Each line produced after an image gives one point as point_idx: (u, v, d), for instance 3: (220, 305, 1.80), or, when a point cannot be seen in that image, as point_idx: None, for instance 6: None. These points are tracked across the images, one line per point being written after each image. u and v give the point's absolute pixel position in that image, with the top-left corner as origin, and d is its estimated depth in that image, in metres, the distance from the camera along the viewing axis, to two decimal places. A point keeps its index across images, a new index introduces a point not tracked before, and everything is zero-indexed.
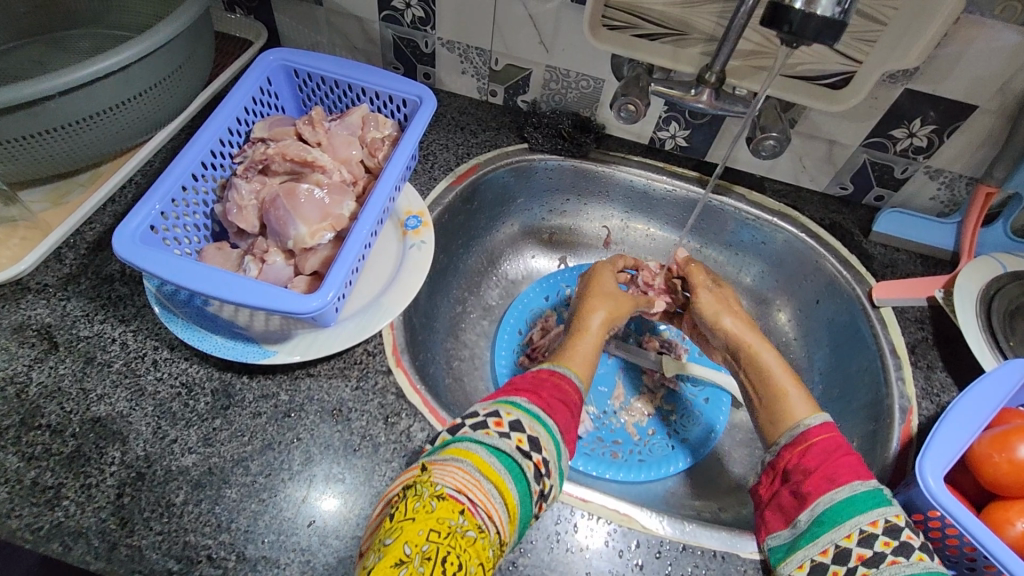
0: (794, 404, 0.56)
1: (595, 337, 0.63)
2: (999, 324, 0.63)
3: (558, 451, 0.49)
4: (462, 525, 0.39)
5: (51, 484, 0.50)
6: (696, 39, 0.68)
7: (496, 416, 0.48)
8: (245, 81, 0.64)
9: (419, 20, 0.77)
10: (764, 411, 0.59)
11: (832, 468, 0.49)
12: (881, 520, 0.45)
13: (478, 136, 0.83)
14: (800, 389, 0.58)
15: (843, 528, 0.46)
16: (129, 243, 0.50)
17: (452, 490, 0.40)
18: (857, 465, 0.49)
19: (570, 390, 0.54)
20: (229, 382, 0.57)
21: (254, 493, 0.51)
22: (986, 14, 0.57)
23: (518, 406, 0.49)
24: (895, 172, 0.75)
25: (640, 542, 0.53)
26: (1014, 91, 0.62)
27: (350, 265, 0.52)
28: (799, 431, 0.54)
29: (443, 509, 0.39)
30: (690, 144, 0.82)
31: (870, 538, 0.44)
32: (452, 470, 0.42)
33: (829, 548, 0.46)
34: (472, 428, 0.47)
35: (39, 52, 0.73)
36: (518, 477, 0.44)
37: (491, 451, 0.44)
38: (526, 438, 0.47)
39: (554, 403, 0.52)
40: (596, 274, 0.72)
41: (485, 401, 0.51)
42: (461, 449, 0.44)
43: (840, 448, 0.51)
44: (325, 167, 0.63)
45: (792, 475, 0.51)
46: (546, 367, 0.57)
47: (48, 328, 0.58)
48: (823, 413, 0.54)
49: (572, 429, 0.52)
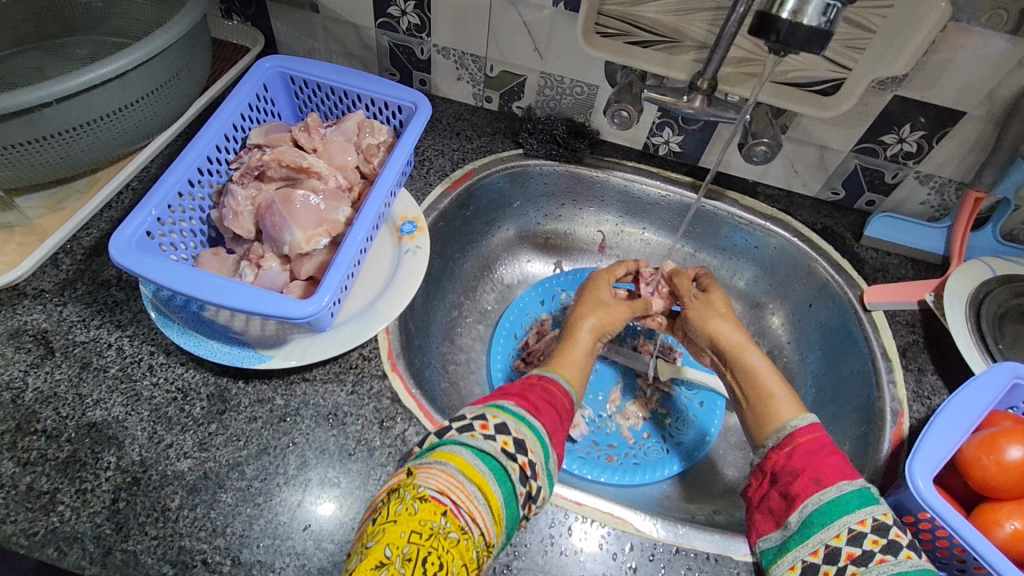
0: (781, 405, 0.57)
1: (586, 347, 0.64)
2: (988, 327, 0.64)
3: (545, 452, 0.49)
4: (445, 527, 0.39)
5: (45, 489, 0.50)
6: (689, 46, 0.69)
7: (482, 420, 0.48)
8: (241, 88, 0.65)
9: (414, 27, 0.78)
10: (751, 411, 0.60)
11: (817, 469, 0.50)
12: (869, 518, 0.45)
13: (474, 141, 0.83)
14: (787, 390, 0.58)
15: (833, 528, 0.46)
16: (125, 249, 0.51)
17: (434, 492, 0.41)
18: (843, 464, 0.50)
19: (559, 395, 0.55)
20: (225, 388, 0.57)
21: (249, 498, 0.52)
22: (973, 22, 0.58)
23: (504, 409, 0.50)
24: (885, 177, 0.76)
25: (634, 545, 0.54)
26: (1001, 98, 0.63)
27: (346, 268, 0.52)
28: (786, 433, 0.54)
29: (425, 510, 0.40)
30: (684, 150, 0.83)
31: (859, 538, 0.45)
32: (435, 473, 0.43)
33: (819, 549, 0.46)
34: (458, 431, 0.47)
35: (37, 59, 0.74)
36: (501, 478, 0.44)
37: (476, 453, 0.45)
38: (512, 440, 0.47)
39: (542, 406, 0.52)
40: (592, 283, 0.73)
41: (473, 405, 0.51)
42: (446, 452, 0.45)
43: (825, 447, 0.52)
44: (321, 173, 0.63)
45: (780, 476, 0.52)
46: (536, 373, 0.57)
47: (44, 333, 0.59)
48: (810, 414, 0.55)
49: (560, 431, 0.52)
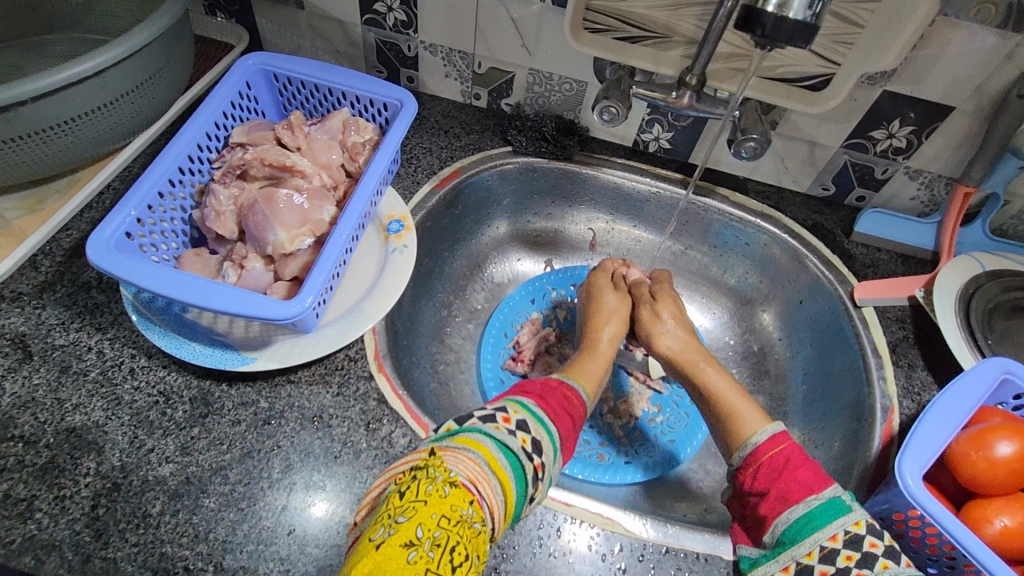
0: (745, 422, 0.56)
1: (604, 359, 0.63)
2: (978, 322, 0.64)
3: (556, 456, 0.49)
4: (471, 516, 0.38)
5: (23, 496, 0.49)
6: (678, 42, 0.69)
7: (504, 413, 0.48)
8: (223, 86, 0.64)
9: (401, 23, 0.77)
10: (719, 429, 0.59)
11: (783, 486, 0.49)
12: (840, 533, 0.45)
13: (462, 139, 0.82)
14: (750, 405, 0.58)
15: (804, 546, 0.46)
16: (104, 251, 0.50)
17: (465, 479, 0.40)
18: (810, 477, 0.49)
19: (577, 402, 0.54)
20: (207, 390, 0.56)
21: (232, 503, 0.51)
22: (961, 17, 0.58)
23: (525, 406, 0.49)
24: (875, 173, 0.76)
25: (623, 545, 0.53)
26: (989, 93, 0.63)
27: (330, 268, 0.51)
28: (748, 452, 0.53)
29: (456, 496, 0.38)
30: (674, 146, 0.82)
31: (831, 555, 0.44)
32: (464, 459, 0.42)
33: (789, 566, 0.46)
34: (481, 419, 0.46)
35: (16, 57, 0.72)
36: (519, 478, 0.44)
37: (500, 447, 0.44)
38: (530, 439, 0.47)
39: (560, 412, 0.52)
40: (595, 290, 0.71)
41: (493, 400, 0.50)
42: (472, 440, 0.44)
43: (790, 461, 0.51)
44: (305, 172, 0.62)
45: (751, 495, 0.52)
46: (557, 377, 0.57)
47: (22, 337, 0.57)
48: (771, 427, 0.54)
49: (572, 439, 0.52)
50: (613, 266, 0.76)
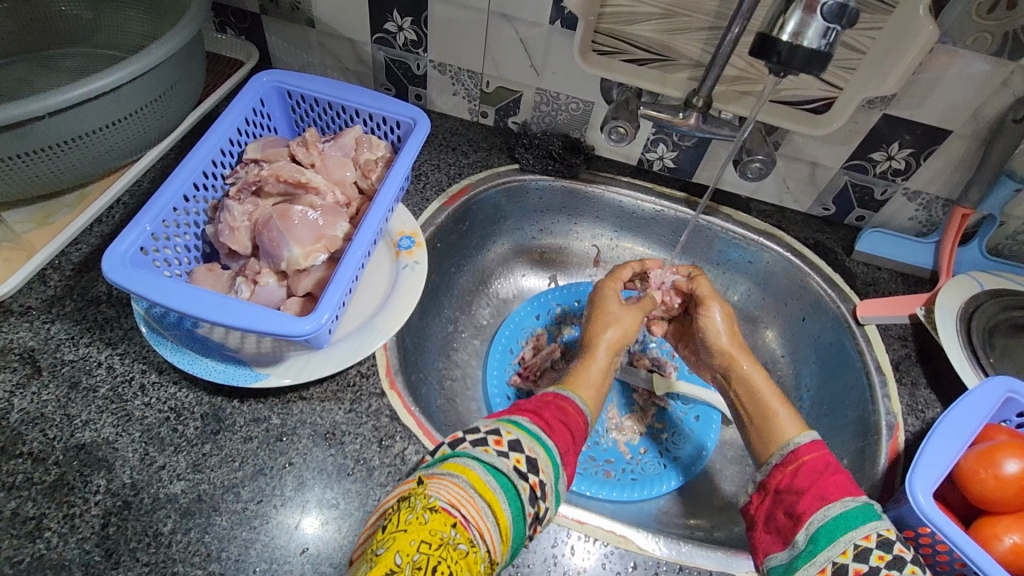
0: (784, 424, 0.57)
1: (604, 366, 0.64)
2: (978, 340, 0.65)
3: (556, 471, 0.49)
4: (455, 538, 0.38)
5: (32, 514, 0.48)
6: (684, 64, 0.70)
7: (497, 435, 0.47)
8: (240, 102, 0.64)
9: (411, 43, 0.78)
10: (755, 433, 0.59)
11: (822, 487, 0.49)
12: (873, 534, 0.45)
13: (470, 157, 0.83)
14: (787, 408, 0.58)
15: (839, 545, 0.45)
16: (119, 265, 0.49)
17: (445, 503, 0.40)
18: (847, 482, 0.50)
19: (574, 413, 0.55)
20: (219, 407, 0.56)
21: (245, 521, 0.50)
22: (959, 44, 0.60)
23: (519, 425, 0.49)
24: (874, 194, 0.78)
25: (637, 563, 0.53)
26: (985, 117, 0.65)
27: (346, 284, 0.51)
28: (789, 451, 0.54)
29: (436, 521, 0.39)
30: (678, 165, 0.83)
31: (865, 553, 0.44)
32: (446, 484, 0.42)
33: (826, 567, 0.45)
34: (472, 443, 0.46)
35: (26, 71, 0.72)
36: (512, 497, 0.43)
37: (488, 469, 0.44)
38: (524, 458, 0.46)
39: (556, 425, 0.52)
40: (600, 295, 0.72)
41: (488, 419, 0.50)
42: (459, 464, 0.44)
43: (829, 466, 0.51)
44: (319, 189, 0.63)
45: (785, 494, 0.51)
46: (552, 391, 0.57)
47: (30, 352, 0.57)
48: (813, 431, 0.54)
49: (572, 450, 0.52)
50: (630, 272, 0.75)
